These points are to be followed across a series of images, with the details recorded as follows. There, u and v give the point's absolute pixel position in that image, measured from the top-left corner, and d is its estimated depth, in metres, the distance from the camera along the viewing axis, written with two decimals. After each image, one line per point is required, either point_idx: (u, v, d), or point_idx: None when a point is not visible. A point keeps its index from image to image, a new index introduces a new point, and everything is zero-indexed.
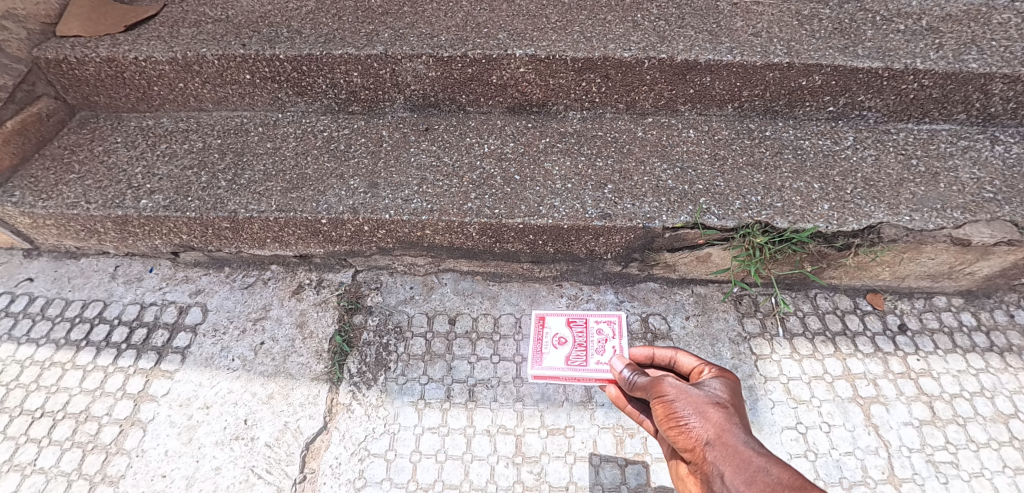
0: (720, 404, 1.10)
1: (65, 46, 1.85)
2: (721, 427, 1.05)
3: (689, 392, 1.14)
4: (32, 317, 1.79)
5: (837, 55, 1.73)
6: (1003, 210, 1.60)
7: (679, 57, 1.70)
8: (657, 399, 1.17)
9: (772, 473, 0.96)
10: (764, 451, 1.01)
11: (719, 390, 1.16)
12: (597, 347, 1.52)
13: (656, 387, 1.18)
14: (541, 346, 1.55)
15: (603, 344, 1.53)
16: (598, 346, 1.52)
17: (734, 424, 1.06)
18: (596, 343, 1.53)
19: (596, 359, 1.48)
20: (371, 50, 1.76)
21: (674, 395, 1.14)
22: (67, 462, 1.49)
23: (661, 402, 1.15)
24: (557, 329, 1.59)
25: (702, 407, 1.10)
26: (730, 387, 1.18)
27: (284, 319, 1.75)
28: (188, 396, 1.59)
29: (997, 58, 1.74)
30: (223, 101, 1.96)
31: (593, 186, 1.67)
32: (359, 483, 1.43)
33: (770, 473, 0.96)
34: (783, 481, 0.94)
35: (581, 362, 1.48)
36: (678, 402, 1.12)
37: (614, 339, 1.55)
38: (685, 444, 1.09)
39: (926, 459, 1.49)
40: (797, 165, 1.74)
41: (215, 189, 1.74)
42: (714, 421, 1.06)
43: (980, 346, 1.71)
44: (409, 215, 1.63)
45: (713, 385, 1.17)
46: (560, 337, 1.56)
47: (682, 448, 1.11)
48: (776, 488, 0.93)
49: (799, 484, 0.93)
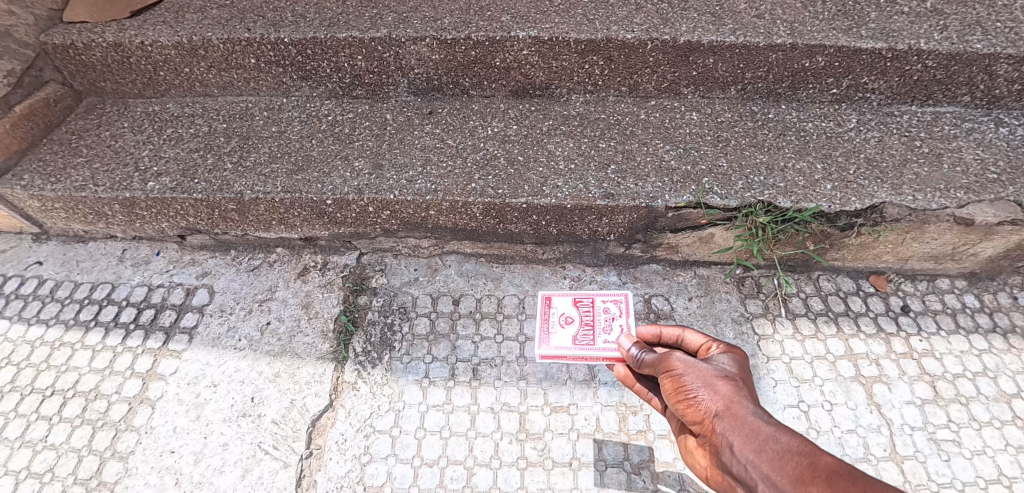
0: (729, 378, 1.11)
1: (72, 32, 1.87)
2: (730, 399, 1.06)
3: (698, 366, 1.15)
4: (42, 300, 1.81)
5: (841, 36, 1.72)
6: (1007, 191, 1.60)
7: (683, 38, 1.70)
8: (665, 374, 1.18)
9: (781, 441, 0.96)
10: (774, 421, 1.01)
11: (728, 365, 1.17)
12: (605, 325, 1.54)
13: (665, 363, 1.20)
14: (548, 325, 1.59)
15: (610, 321, 1.56)
16: (604, 324, 1.55)
17: (743, 396, 1.07)
18: (603, 322, 1.55)
19: (604, 338, 1.51)
20: (375, 33, 1.77)
21: (682, 369, 1.16)
22: (78, 439, 1.51)
23: (670, 376, 1.16)
24: (564, 308, 1.61)
25: (711, 379, 1.11)
26: (739, 362, 1.19)
27: (290, 301, 1.77)
28: (196, 375, 1.61)
29: (1002, 38, 1.74)
30: (229, 86, 1.98)
31: (596, 167, 1.68)
32: (364, 458, 1.44)
33: (779, 441, 0.96)
34: (793, 449, 0.94)
35: (588, 341, 1.51)
36: (686, 376, 1.14)
37: (621, 317, 1.57)
38: (693, 417, 1.10)
39: (928, 437, 1.50)
40: (800, 146, 1.74)
41: (222, 171, 1.76)
42: (723, 394, 1.07)
43: (983, 327, 1.71)
44: (414, 195, 1.64)
45: (722, 361, 1.19)
46: (566, 317, 1.59)
47: (691, 422, 1.12)
48: (786, 457, 0.93)
49: (810, 451, 0.93)
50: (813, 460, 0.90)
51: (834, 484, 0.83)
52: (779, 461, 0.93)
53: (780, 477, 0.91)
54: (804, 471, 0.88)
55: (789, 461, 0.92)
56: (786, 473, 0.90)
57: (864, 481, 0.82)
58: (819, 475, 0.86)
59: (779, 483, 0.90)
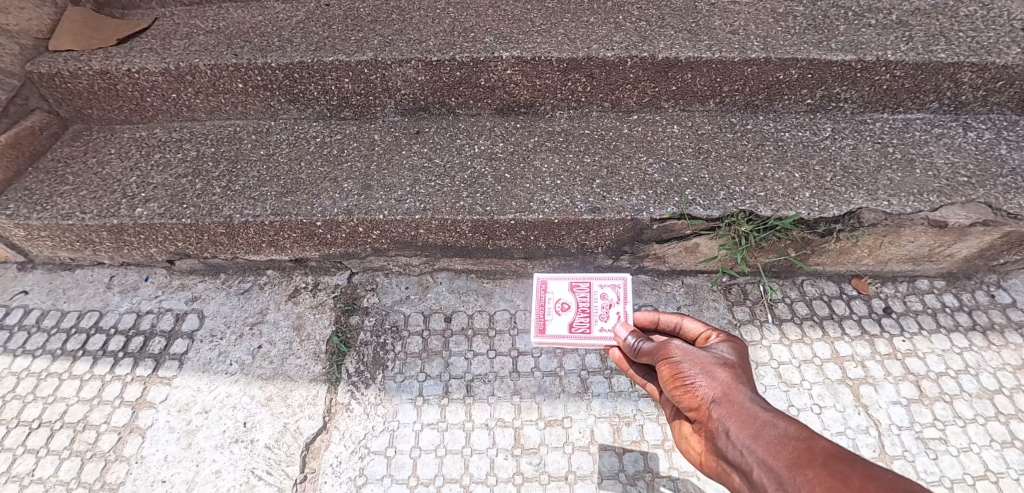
0: (727, 365, 1.13)
1: (59, 61, 1.88)
2: (727, 386, 1.08)
3: (696, 354, 1.17)
4: (28, 330, 1.79)
5: (812, 49, 1.79)
6: (978, 193, 1.67)
7: (661, 55, 1.76)
8: (663, 362, 1.21)
9: (778, 426, 0.97)
10: (771, 408, 1.02)
11: (727, 353, 1.19)
12: (601, 313, 1.59)
13: (663, 351, 1.22)
14: (544, 312, 1.62)
15: (607, 308, 1.60)
16: (601, 312, 1.59)
17: (741, 383, 1.09)
18: (600, 309, 1.60)
19: (600, 326, 1.56)
20: (361, 56, 1.80)
21: (680, 356, 1.18)
22: (66, 471, 1.49)
23: (667, 363, 1.19)
24: (560, 294, 1.64)
25: (709, 366, 1.13)
26: (739, 350, 1.20)
27: (282, 323, 1.77)
28: (188, 401, 1.60)
29: (965, 48, 1.82)
30: (216, 111, 1.99)
31: (582, 182, 1.72)
32: (360, 480, 1.44)
33: (776, 426, 0.97)
34: (788, 434, 0.95)
35: (584, 329, 1.57)
36: (684, 363, 1.16)
37: (619, 304, 1.60)
38: (690, 403, 1.13)
39: (915, 436, 1.53)
40: (778, 156, 1.79)
41: (210, 195, 1.76)
42: (720, 380, 1.09)
43: (963, 325, 1.76)
44: (403, 214, 1.66)
45: (721, 348, 1.21)
46: (563, 303, 1.62)
47: (688, 408, 1.14)
48: (783, 441, 0.94)
49: (806, 436, 0.94)
50: (809, 444, 0.91)
51: (829, 466, 0.84)
52: (775, 446, 0.94)
53: (774, 460, 0.92)
54: (799, 454, 0.89)
55: (785, 445, 0.93)
56: (781, 457, 0.91)
57: (860, 464, 0.83)
58: (814, 458, 0.87)
59: (774, 466, 0.91)
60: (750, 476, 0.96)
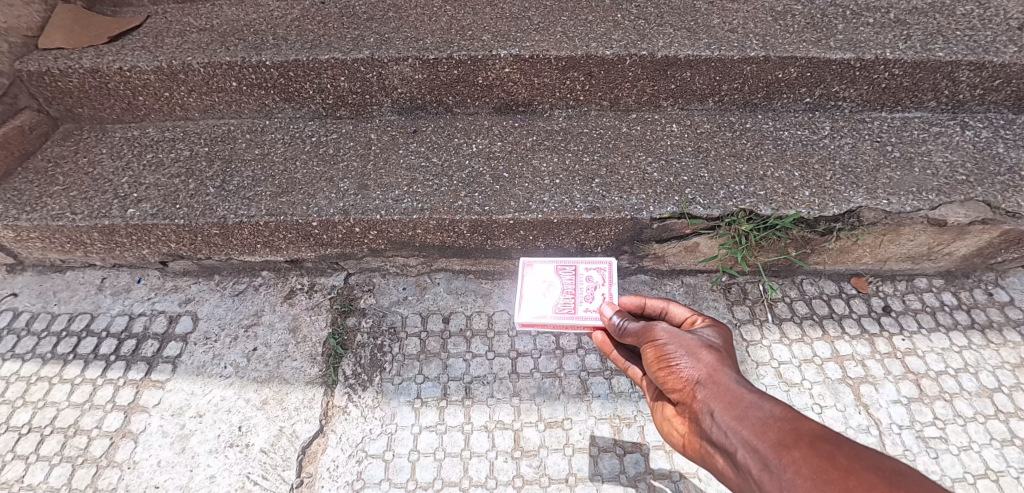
0: (712, 349, 1.11)
1: (49, 59, 1.85)
2: (713, 369, 1.06)
3: (682, 337, 1.15)
4: (17, 333, 1.75)
5: (811, 48, 1.78)
6: (976, 191, 1.67)
7: (660, 53, 1.75)
8: (648, 344, 1.18)
9: (764, 408, 0.96)
10: (757, 390, 1.01)
11: (712, 338, 1.17)
12: (587, 295, 1.54)
13: (648, 333, 1.19)
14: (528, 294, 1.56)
15: (592, 291, 1.55)
16: (587, 293, 1.54)
17: (725, 366, 1.07)
18: (585, 291, 1.54)
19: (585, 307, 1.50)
20: (357, 54, 1.77)
21: (665, 338, 1.15)
22: (57, 477, 1.46)
23: (653, 346, 1.16)
24: (545, 277, 1.59)
25: (694, 349, 1.11)
26: (724, 335, 1.19)
27: (277, 324, 1.74)
28: (181, 406, 1.57)
29: (962, 47, 1.82)
30: (210, 110, 1.97)
31: (581, 181, 1.70)
32: (358, 485, 1.41)
33: (762, 409, 0.95)
34: (774, 416, 0.94)
35: (570, 310, 1.50)
36: (669, 346, 1.13)
37: (604, 287, 1.56)
38: (675, 386, 1.10)
39: (916, 435, 1.52)
40: (777, 154, 1.79)
41: (204, 195, 1.74)
42: (706, 363, 1.07)
43: (962, 323, 1.76)
44: (400, 214, 1.63)
45: (706, 332, 1.19)
46: (548, 285, 1.57)
47: (672, 390, 1.12)
48: (769, 424, 0.92)
49: (792, 419, 0.92)
50: (795, 426, 0.90)
51: (816, 450, 0.83)
52: (761, 428, 0.92)
53: (760, 442, 0.90)
54: (786, 437, 0.88)
55: (771, 428, 0.91)
56: (767, 439, 0.90)
57: (848, 448, 0.82)
58: (801, 440, 0.86)
59: (760, 449, 0.89)
60: (734, 458, 0.94)
